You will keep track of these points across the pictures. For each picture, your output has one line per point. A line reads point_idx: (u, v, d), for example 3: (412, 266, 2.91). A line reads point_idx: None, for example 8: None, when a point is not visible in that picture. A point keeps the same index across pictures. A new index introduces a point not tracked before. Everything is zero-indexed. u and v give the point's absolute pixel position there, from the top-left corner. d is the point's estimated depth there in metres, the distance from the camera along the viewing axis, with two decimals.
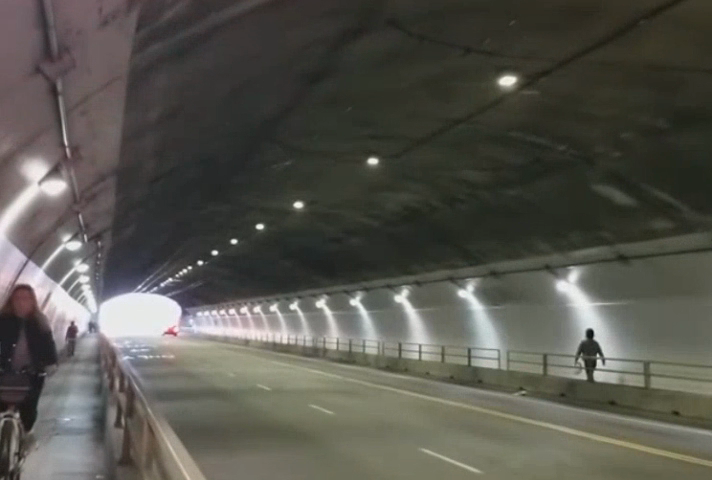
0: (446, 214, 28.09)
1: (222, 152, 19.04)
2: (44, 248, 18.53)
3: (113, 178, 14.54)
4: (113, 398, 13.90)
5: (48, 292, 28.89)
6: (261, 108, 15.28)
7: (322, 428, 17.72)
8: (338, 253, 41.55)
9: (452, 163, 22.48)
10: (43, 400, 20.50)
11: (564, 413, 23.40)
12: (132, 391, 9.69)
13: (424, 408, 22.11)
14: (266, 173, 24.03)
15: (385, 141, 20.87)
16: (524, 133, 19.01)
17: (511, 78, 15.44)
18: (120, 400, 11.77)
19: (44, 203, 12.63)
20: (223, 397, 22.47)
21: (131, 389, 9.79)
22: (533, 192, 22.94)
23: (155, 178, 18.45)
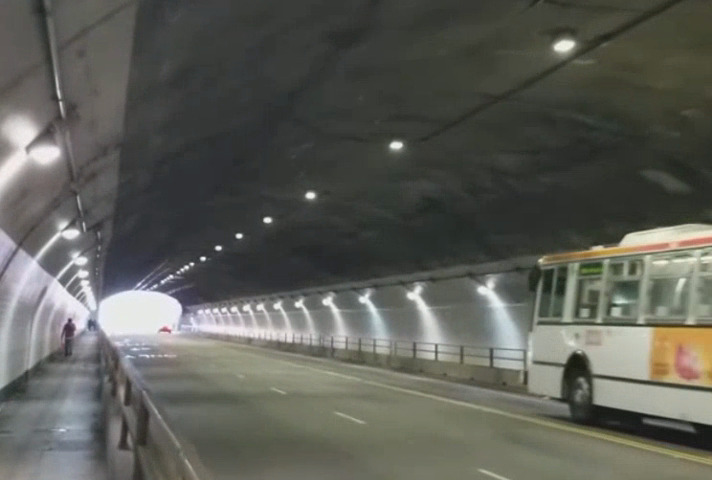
0: (471, 206, 26.30)
1: (237, 132, 17.27)
2: (38, 237, 16.65)
3: (116, 154, 12.77)
4: (116, 407, 12.04)
5: (43, 287, 27.09)
6: (284, 75, 13.48)
7: (348, 440, 16.00)
8: (349, 248, 39.86)
9: (484, 148, 20.72)
10: (36, 405, 18.58)
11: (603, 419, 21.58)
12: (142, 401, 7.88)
13: (456, 415, 20.30)
14: (280, 159, 22.28)
15: (413, 122, 19.14)
16: (568, 112, 17.29)
17: (568, 45, 13.63)
18: (124, 412, 9.96)
19: (35, 176, 10.74)
20: (236, 402, 20.67)
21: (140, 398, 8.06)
22: (571, 179, 21.19)
23: (161, 160, 16.64)
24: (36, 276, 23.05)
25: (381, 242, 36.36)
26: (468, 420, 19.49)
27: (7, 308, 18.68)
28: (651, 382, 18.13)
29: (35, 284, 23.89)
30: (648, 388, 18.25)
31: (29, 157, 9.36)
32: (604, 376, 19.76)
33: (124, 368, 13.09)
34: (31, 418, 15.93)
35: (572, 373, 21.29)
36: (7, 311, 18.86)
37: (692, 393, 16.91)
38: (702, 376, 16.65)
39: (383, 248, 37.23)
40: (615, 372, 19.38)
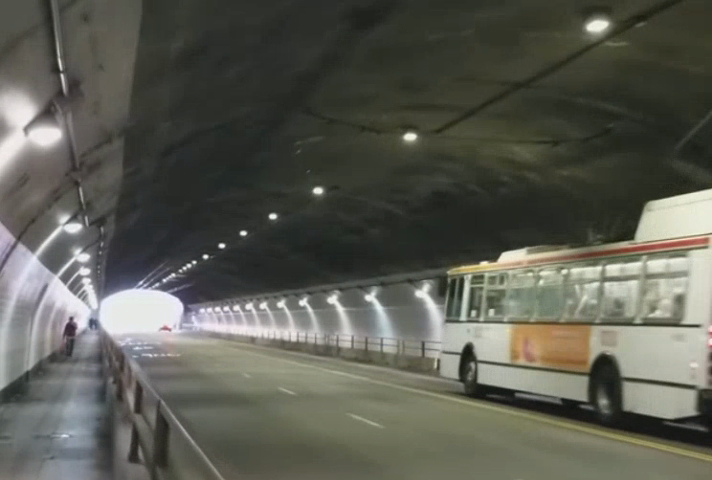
0: (484, 200, 25.48)
1: (246, 121, 16.49)
2: (38, 230, 15.85)
3: (121, 142, 11.99)
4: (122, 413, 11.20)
5: (44, 285, 26.31)
6: (298, 58, 12.68)
7: (365, 445, 15.24)
8: (355, 245, 39.11)
9: (501, 139, 19.95)
10: (35, 408, 17.78)
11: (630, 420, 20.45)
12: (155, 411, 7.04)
13: (474, 418, 19.50)
14: (289, 151, 21.51)
15: (428, 112, 18.35)
16: (591, 100, 16.50)
17: (599, 26, 12.84)
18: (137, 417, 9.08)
19: (34, 162, 9.92)
20: (246, 403, 19.83)
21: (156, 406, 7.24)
22: (591, 171, 20.38)
23: (167, 151, 15.86)
24: (37, 272, 22.27)
25: (389, 239, 35.60)
26: (486, 422, 18.70)
27: (6, 305, 17.90)
28: (507, 364, 22.65)
29: (34, 281, 23.12)
30: (507, 370, 22.72)
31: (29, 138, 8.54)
32: (487, 362, 23.91)
33: (132, 367, 12.22)
34: (31, 421, 15.17)
35: (465, 359, 25.54)
36: (5, 309, 18.06)
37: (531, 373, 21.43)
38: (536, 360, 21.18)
39: (390, 245, 36.48)
40: (491, 359, 23.71)
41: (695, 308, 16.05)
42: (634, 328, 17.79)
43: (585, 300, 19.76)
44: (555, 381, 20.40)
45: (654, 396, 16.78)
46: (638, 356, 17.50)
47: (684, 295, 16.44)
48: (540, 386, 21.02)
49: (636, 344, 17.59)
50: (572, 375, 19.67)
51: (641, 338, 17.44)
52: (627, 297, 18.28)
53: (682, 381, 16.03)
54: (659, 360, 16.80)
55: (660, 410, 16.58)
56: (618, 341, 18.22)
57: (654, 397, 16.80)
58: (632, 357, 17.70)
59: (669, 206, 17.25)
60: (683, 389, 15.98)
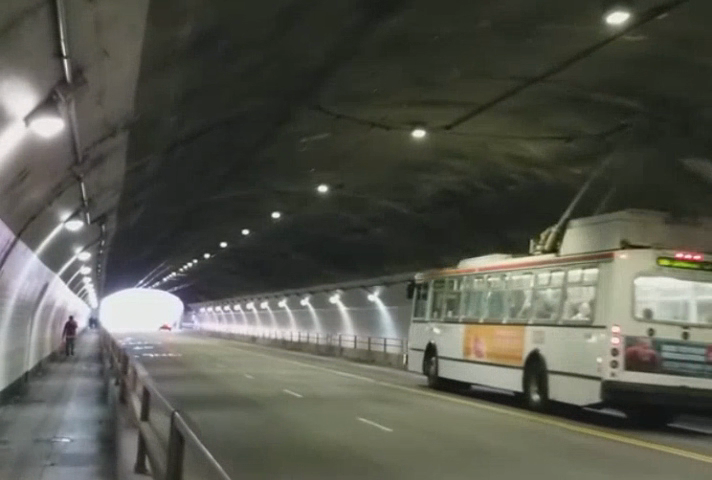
0: (492, 199, 25.05)
1: (252, 117, 16.08)
2: (38, 228, 15.45)
3: (125, 136, 11.59)
4: (127, 418, 10.73)
5: (44, 284, 25.90)
6: (308, 50, 12.27)
7: (374, 449, 14.83)
8: (359, 244, 38.70)
9: (511, 136, 19.55)
10: (34, 410, 17.36)
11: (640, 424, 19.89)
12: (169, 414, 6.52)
13: (484, 422, 19.07)
14: (294, 148, 21.10)
15: (438, 108, 17.94)
16: (607, 96, 16.08)
17: (618, 18, 12.43)
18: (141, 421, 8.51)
19: (35, 155, 9.49)
20: (251, 406, 19.41)
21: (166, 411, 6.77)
22: (603, 169, 19.96)
23: (172, 147, 15.45)
24: (37, 271, 21.86)
25: (393, 238, 35.17)
26: (496, 426, 18.27)
27: (5, 304, 17.48)
28: (461, 361, 24.40)
29: (35, 280, 22.71)
30: (462, 367, 24.49)
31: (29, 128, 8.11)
32: (444, 358, 25.83)
33: (136, 368, 11.74)
34: (31, 424, 14.75)
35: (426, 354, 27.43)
36: (5, 308, 17.64)
37: (478, 367, 23.43)
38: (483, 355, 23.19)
39: (394, 244, 36.05)
40: (447, 355, 25.60)
41: (603, 310, 18.01)
42: (558, 329, 19.67)
43: (522, 302, 21.64)
44: (501, 377, 22.18)
45: (571, 386, 18.76)
46: (560, 351, 19.47)
47: (595, 300, 18.35)
48: (490, 382, 22.74)
49: (561, 343, 19.48)
50: (511, 369, 21.65)
51: (562, 336, 19.44)
52: (553, 302, 20.17)
53: (592, 372, 18.00)
54: (576, 356, 18.77)
55: (576, 399, 18.54)
56: (545, 340, 20.10)
57: (570, 389, 18.77)
58: (555, 352, 19.69)
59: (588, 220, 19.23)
60: (592, 379, 17.96)
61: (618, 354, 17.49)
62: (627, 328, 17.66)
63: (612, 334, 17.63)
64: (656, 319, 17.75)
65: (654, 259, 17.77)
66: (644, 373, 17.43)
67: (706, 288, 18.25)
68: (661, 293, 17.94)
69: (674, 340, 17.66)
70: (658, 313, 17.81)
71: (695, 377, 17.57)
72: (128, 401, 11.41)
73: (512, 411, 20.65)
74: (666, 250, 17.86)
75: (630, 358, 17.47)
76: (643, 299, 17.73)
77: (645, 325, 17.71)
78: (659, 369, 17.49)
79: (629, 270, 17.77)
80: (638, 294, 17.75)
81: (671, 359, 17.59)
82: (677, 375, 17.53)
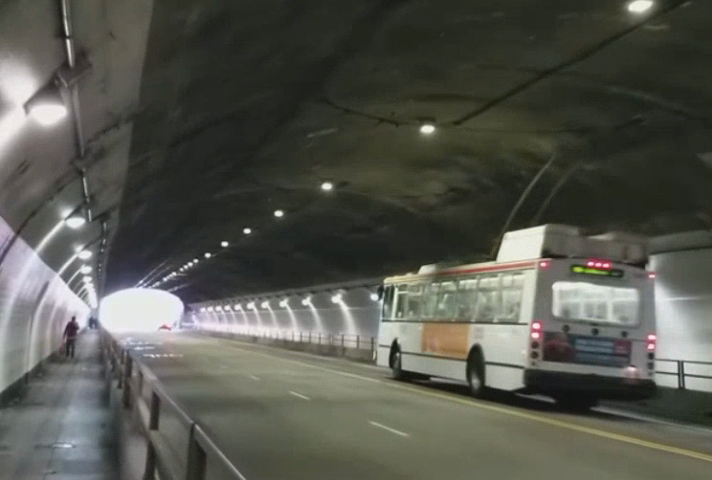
0: (500, 197, 24.61)
1: (257, 111, 15.63)
2: (38, 225, 14.97)
3: (129, 129, 11.15)
4: (131, 424, 10.27)
5: (44, 283, 25.44)
6: (318, 40, 11.79)
7: (386, 453, 14.36)
8: (362, 243, 38.24)
9: (522, 132, 19.09)
10: (35, 413, 16.87)
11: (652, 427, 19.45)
12: (185, 419, 6.03)
13: (495, 424, 18.64)
14: (300, 144, 20.66)
15: (449, 102, 17.47)
16: (623, 88, 15.61)
17: (642, 6, 11.93)
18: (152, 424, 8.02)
19: (36, 145, 9.02)
20: (256, 409, 18.92)
21: (180, 418, 6.27)
22: (616, 165, 19.48)
23: (176, 142, 15.00)
24: (37, 270, 21.38)
25: (398, 237, 34.71)
26: (509, 431, 17.80)
27: (4, 304, 17.00)
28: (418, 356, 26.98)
29: (34, 279, 22.24)
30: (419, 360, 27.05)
31: (30, 115, 7.64)
32: (407, 353, 28.30)
33: (140, 374, 11.25)
34: (32, 429, 14.29)
35: (392, 348, 30.01)
36: (4, 307, 17.16)
37: (432, 361, 25.92)
38: (435, 349, 25.74)
39: (398, 242, 35.58)
40: (409, 350, 28.13)
41: (527, 311, 20.17)
42: (492, 326, 21.89)
43: (466, 302, 23.85)
44: (452, 369, 24.50)
45: (502, 375, 21.05)
46: (494, 345, 21.69)
47: (520, 299, 20.51)
48: (443, 372, 25.23)
49: (494, 339, 21.71)
50: (457, 361, 24.06)
51: (496, 332, 21.61)
52: (490, 301, 22.27)
53: (516, 363, 20.32)
54: (506, 350, 21.02)
55: (506, 386, 20.82)
56: (483, 336, 22.31)
57: (502, 377, 21.12)
58: (490, 345, 21.89)
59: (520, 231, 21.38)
60: (516, 369, 20.29)
61: (538, 346, 19.78)
62: (547, 325, 19.89)
63: (533, 330, 19.85)
64: (572, 317, 20.02)
65: (569, 266, 19.97)
66: (559, 363, 19.74)
67: (618, 289, 20.43)
68: (579, 294, 20.14)
69: (586, 335, 19.98)
70: (574, 312, 20.08)
71: (605, 368, 19.88)
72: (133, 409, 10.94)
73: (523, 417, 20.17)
74: (580, 258, 19.99)
75: (548, 350, 19.79)
76: (560, 300, 20.02)
77: (562, 322, 20.00)
78: (572, 360, 19.82)
79: (549, 276, 19.92)
80: (557, 296, 19.99)
81: (583, 351, 19.91)
82: (588, 365, 19.86)
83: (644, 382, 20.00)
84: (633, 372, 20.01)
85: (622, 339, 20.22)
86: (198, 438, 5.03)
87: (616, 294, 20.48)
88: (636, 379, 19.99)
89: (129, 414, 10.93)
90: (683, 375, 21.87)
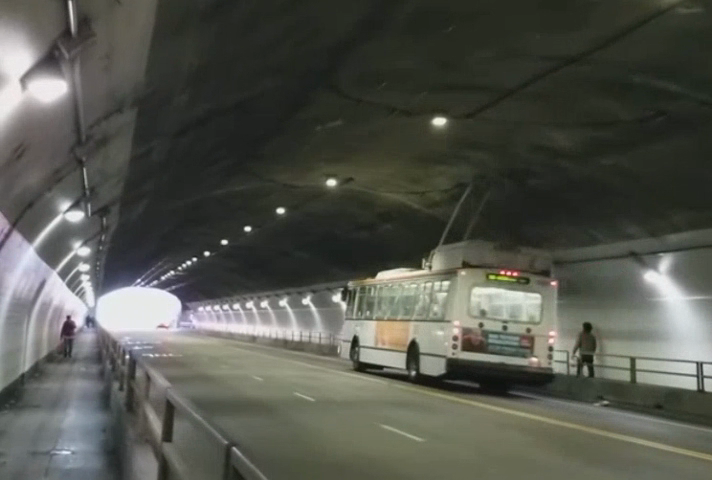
0: (509, 193, 23.97)
1: (265, 100, 14.95)
2: (35, 218, 14.28)
3: (133, 114, 10.47)
4: (134, 434, 9.57)
5: (41, 280, 24.78)
6: (335, 21, 11.10)
7: (402, 460, 13.64)
8: (366, 241, 37.60)
9: (538, 125, 18.42)
10: (31, 417, 16.13)
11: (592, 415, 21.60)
12: (210, 434, 5.35)
13: (509, 428, 17.99)
14: (306, 138, 20.00)
15: (464, 93, 16.78)
16: (648, 77, 14.93)
17: None
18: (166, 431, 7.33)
19: (32, 128, 8.29)
20: (263, 411, 18.23)
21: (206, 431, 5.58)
22: (635, 158, 18.82)
23: (180, 132, 14.31)
24: (33, 266, 20.69)
25: (403, 235, 34.06)
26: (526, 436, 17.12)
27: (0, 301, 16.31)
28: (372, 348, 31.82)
29: (31, 276, 21.57)
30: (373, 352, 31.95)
31: (26, 88, 6.91)
32: (364, 347, 33.38)
33: (144, 380, 10.58)
34: (28, 433, 13.56)
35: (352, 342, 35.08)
36: None
37: (382, 352, 31.03)
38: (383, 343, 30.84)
39: (403, 241, 34.94)
40: (365, 344, 33.25)
41: (450, 310, 24.81)
42: (426, 323, 26.55)
43: (407, 304, 28.48)
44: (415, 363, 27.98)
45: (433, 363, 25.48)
46: (427, 337, 26.45)
47: (446, 299, 25.24)
48: (390, 362, 30.34)
49: (427, 333, 26.54)
50: (399, 353, 29.14)
51: (429, 326, 26.36)
52: (424, 303, 26.96)
53: (441, 352, 25.09)
54: (436, 343, 25.71)
55: (435, 371, 25.58)
56: (418, 331, 27.09)
57: (432, 365, 25.86)
58: (425, 338, 26.67)
59: (450, 244, 25.84)
60: (441, 357, 25.13)
61: (457, 340, 24.55)
62: (464, 322, 24.58)
63: (454, 326, 24.57)
64: (486, 316, 24.74)
65: (484, 274, 24.59)
66: (473, 354, 24.51)
67: (527, 293, 25.13)
68: (492, 296, 24.93)
69: (496, 331, 24.70)
70: (488, 311, 24.83)
71: (512, 358, 24.59)
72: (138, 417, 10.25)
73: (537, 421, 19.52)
74: (492, 267, 24.68)
75: (465, 343, 24.56)
76: (476, 302, 24.66)
77: (478, 319, 24.68)
78: (485, 350, 24.62)
79: (466, 283, 24.57)
80: (473, 299, 24.69)
81: (493, 343, 24.67)
82: (497, 355, 24.64)
83: (544, 370, 24.80)
84: (534, 362, 24.74)
85: (526, 335, 24.86)
86: (236, 462, 4.34)
87: (525, 298, 25.21)
88: (537, 367, 24.74)
89: (134, 422, 10.26)
90: (702, 376, 21.20)
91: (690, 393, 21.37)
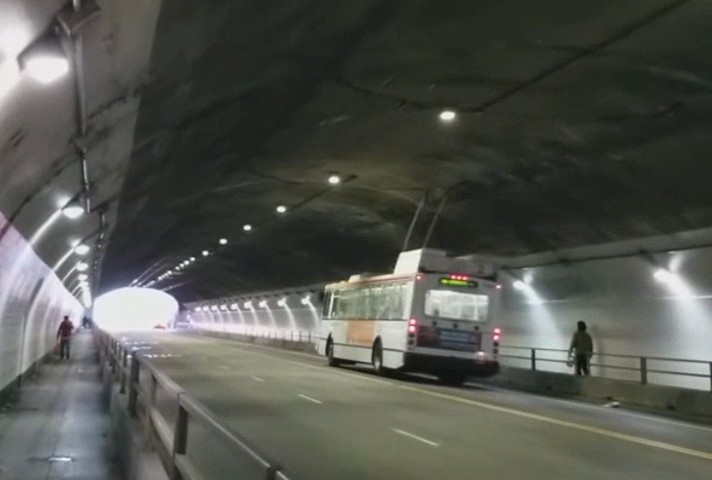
0: (516, 190, 23.53)
1: (270, 91, 14.46)
2: (34, 213, 13.81)
3: (136, 103, 9.99)
4: (140, 441, 9.10)
5: (38, 279, 24.30)
6: (347, 7, 10.60)
7: (413, 465, 13.18)
8: (367, 240, 37.16)
9: (548, 119, 17.94)
10: (29, 420, 15.67)
11: (598, 416, 21.14)
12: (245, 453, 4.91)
13: (522, 432, 17.51)
14: (310, 133, 19.54)
15: (475, 86, 16.29)
16: (667, 69, 14.47)
17: None
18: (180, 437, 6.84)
19: (30, 112, 7.80)
20: (268, 413, 17.74)
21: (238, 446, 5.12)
22: (648, 153, 18.37)
23: (183, 125, 13.82)
24: (31, 264, 20.20)
25: (404, 233, 33.63)
26: (541, 440, 16.65)
27: None
28: (341, 344, 36.92)
29: (29, 275, 21.10)
30: (348, 350, 35.79)
31: (24, 66, 6.43)
32: (335, 343, 37.93)
33: (149, 387, 10.12)
34: (25, 439, 13.08)
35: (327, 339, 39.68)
36: None
37: (348, 348, 35.68)
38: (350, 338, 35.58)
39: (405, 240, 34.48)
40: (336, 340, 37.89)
41: (408, 310, 28.78)
42: (389, 322, 30.41)
43: (376, 305, 32.31)
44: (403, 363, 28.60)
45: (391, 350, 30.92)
46: (390, 334, 30.28)
47: (405, 300, 29.19)
48: (355, 355, 35.05)
49: (390, 331, 30.45)
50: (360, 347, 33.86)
51: (392, 325, 30.08)
52: (388, 306, 30.77)
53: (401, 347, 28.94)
54: (395, 339, 29.92)
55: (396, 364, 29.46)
56: (383, 327, 31.30)
57: (393, 358, 29.89)
58: (389, 335, 30.51)
59: (410, 252, 30.15)
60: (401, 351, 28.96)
61: (413, 336, 28.51)
62: (419, 321, 28.47)
63: (409, 324, 28.48)
64: (439, 315, 28.68)
65: (437, 279, 28.68)
66: (427, 348, 28.59)
67: (476, 296, 29.20)
68: (446, 298, 28.97)
69: (448, 328, 28.67)
70: (441, 311, 28.79)
71: (461, 350, 28.63)
72: (142, 427, 9.77)
73: (550, 424, 19.06)
74: (445, 273, 28.74)
75: (420, 338, 28.54)
76: (432, 303, 28.68)
77: (432, 318, 28.61)
78: (438, 344, 28.64)
79: (423, 287, 28.59)
80: (429, 300, 28.68)
81: (446, 338, 28.68)
82: (449, 349, 28.63)
83: (489, 362, 28.83)
84: (480, 356, 28.81)
85: (474, 332, 28.91)
86: None
87: (476, 300, 29.25)
88: (483, 360, 28.78)
89: (138, 432, 9.78)
90: None
91: (704, 394, 20.95)
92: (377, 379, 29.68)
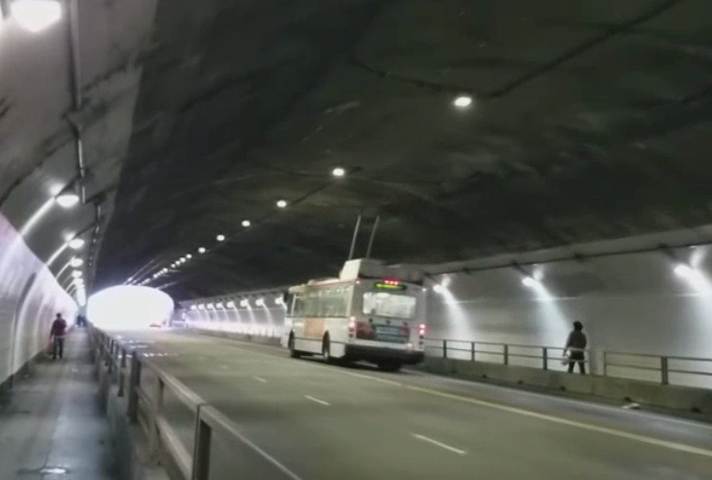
0: (528, 183, 22.65)
1: (277, 73, 13.48)
2: (25, 200, 12.90)
3: (135, 75, 9.02)
4: (143, 455, 8.11)
5: (30, 274, 23.43)
6: None
7: (433, 472, 12.23)
8: (368, 236, 36.31)
9: (569, 105, 17.00)
10: (21, 424, 14.73)
11: (616, 418, 20.28)
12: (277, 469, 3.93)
13: (540, 435, 16.54)
14: (316, 122, 18.63)
15: (494, 69, 15.34)
16: (702, 49, 13.51)
17: None
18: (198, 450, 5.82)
19: (15, 76, 6.83)
20: (272, 416, 16.85)
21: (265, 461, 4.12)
22: (674, 141, 17.44)
23: (185, 107, 12.86)
24: (23, 258, 19.31)
25: (407, 229, 32.84)
26: (562, 444, 15.70)
27: None
28: (303, 338, 42.17)
29: (20, 269, 20.24)
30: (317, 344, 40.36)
31: (6, 10, 5.50)
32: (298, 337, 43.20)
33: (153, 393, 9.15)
34: (16, 445, 12.15)
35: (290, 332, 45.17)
36: None
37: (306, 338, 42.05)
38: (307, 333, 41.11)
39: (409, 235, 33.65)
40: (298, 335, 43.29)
41: (349, 309, 35.18)
42: (335, 318, 36.50)
43: (325, 305, 38.47)
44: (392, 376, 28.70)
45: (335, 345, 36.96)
46: (336, 330, 36.44)
47: (346, 302, 35.47)
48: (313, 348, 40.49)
49: (336, 326, 36.70)
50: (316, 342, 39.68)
51: (336, 321, 36.59)
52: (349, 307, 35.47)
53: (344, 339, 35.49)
54: (339, 333, 36.21)
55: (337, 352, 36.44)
56: (330, 324, 37.34)
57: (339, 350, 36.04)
58: (335, 330, 36.76)
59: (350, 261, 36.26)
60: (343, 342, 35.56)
61: (353, 331, 34.82)
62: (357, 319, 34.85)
63: (350, 321, 34.88)
64: (375, 314, 35.06)
65: (373, 283, 35.08)
66: (365, 342, 34.80)
67: (405, 297, 35.70)
68: (382, 299, 35.37)
69: (382, 323, 35.05)
70: (378, 311, 35.12)
71: (393, 343, 35.06)
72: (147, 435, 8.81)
73: (569, 427, 18.14)
74: (379, 278, 35.17)
75: (359, 333, 34.82)
76: (369, 304, 35.00)
77: (369, 316, 34.92)
78: (374, 337, 34.99)
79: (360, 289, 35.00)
80: (366, 301, 35.00)
81: (381, 333, 35.04)
82: (382, 342, 35.06)
83: (416, 353, 35.15)
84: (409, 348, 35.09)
85: (404, 327, 35.23)
86: None
87: (404, 301, 35.66)
88: (411, 350, 35.12)
89: (143, 440, 8.82)
90: None
91: None
92: (382, 379, 28.97)
